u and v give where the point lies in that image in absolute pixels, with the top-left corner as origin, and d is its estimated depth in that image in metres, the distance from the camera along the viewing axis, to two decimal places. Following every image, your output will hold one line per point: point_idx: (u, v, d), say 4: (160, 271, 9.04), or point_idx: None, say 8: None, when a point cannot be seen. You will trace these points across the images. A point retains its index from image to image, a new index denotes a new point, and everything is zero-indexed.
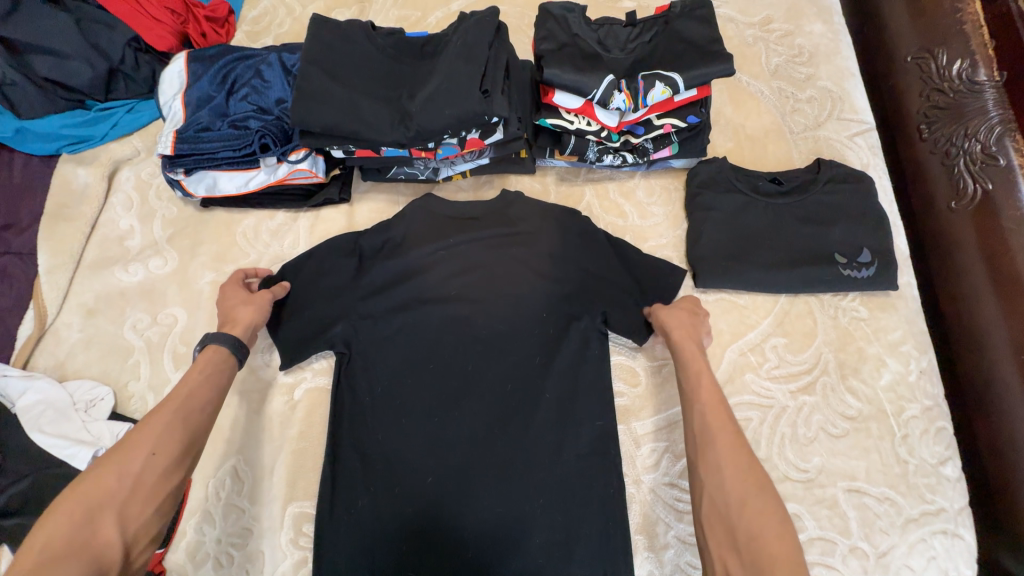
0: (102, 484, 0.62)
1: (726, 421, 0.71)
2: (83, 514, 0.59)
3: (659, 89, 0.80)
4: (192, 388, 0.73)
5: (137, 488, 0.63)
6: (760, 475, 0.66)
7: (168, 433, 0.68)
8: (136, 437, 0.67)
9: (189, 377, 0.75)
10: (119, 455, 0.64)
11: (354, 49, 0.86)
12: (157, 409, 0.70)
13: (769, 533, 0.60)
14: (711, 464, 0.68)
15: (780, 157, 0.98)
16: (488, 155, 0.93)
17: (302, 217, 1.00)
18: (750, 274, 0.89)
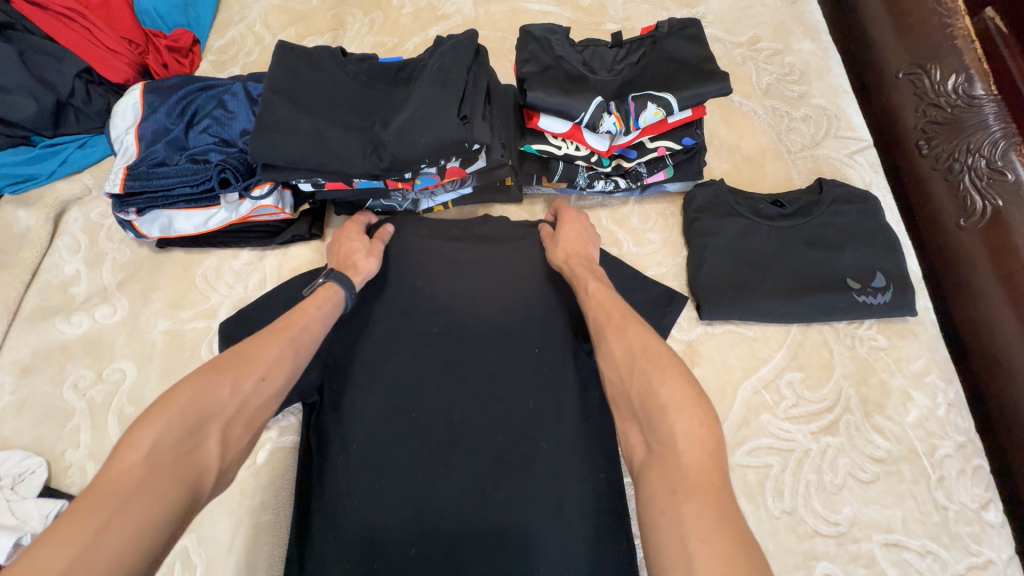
0: (213, 391, 0.54)
1: (614, 302, 0.68)
2: (193, 424, 0.52)
3: (652, 110, 0.74)
4: (303, 321, 0.66)
5: (242, 410, 0.56)
6: (650, 334, 0.62)
7: (279, 362, 0.61)
8: (253, 351, 0.60)
9: (306, 312, 0.68)
10: (229, 367, 0.57)
11: (321, 75, 0.79)
12: (272, 329, 0.63)
13: (659, 386, 0.54)
14: (606, 347, 0.64)
15: (779, 178, 0.93)
16: (470, 184, 0.87)
17: (268, 256, 0.91)
18: (758, 304, 0.82)
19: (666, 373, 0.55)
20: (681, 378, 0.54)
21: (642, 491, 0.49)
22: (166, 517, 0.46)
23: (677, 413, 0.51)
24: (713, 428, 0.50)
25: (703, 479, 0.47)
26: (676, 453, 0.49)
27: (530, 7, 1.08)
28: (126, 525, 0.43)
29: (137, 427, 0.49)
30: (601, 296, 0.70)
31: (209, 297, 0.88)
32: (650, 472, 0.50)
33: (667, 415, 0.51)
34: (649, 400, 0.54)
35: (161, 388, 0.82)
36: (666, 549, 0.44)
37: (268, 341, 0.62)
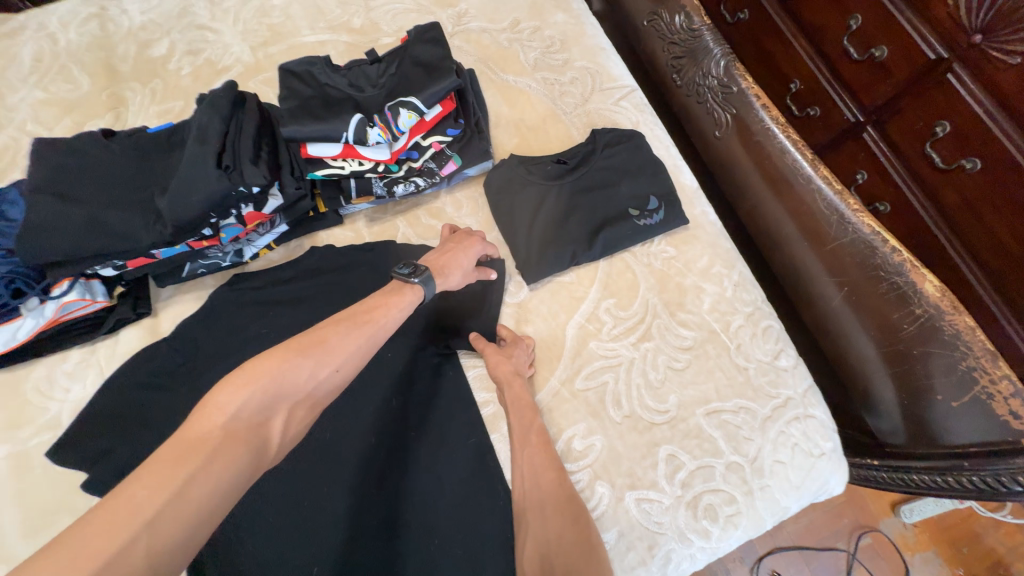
0: (294, 372, 0.60)
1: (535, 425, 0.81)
2: (271, 399, 0.57)
3: (405, 114, 0.83)
4: (384, 316, 0.71)
5: (309, 398, 0.62)
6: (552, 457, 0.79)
7: (352, 349, 0.66)
8: (336, 339, 0.65)
9: (388, 309, 0.72)
10: (357, 334, 0.67)
11: (86, 162, 0.80)
12: (348, 318, 0.68)
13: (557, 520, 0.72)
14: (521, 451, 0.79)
15: (561, 137, 1.05)
16: (281, 222, 0.91)
17: (100, 347, 0.90)
18: (565, 252, 0.94)
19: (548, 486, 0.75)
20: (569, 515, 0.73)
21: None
22: (236, 483, 0.51)
23: (559, 532, 0.70)
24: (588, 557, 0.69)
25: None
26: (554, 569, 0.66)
27: (305, 40, 1.13)
28: (206, 482, 0.48)
29: (226, 392, 0.54)
30: (526, 416, 0.82)
31: (48, 407, 0.85)
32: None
33: (550, 530, 0.70)
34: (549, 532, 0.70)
35: (18, 512, 0.80)
36: None
37: (337, 329, 0.66)
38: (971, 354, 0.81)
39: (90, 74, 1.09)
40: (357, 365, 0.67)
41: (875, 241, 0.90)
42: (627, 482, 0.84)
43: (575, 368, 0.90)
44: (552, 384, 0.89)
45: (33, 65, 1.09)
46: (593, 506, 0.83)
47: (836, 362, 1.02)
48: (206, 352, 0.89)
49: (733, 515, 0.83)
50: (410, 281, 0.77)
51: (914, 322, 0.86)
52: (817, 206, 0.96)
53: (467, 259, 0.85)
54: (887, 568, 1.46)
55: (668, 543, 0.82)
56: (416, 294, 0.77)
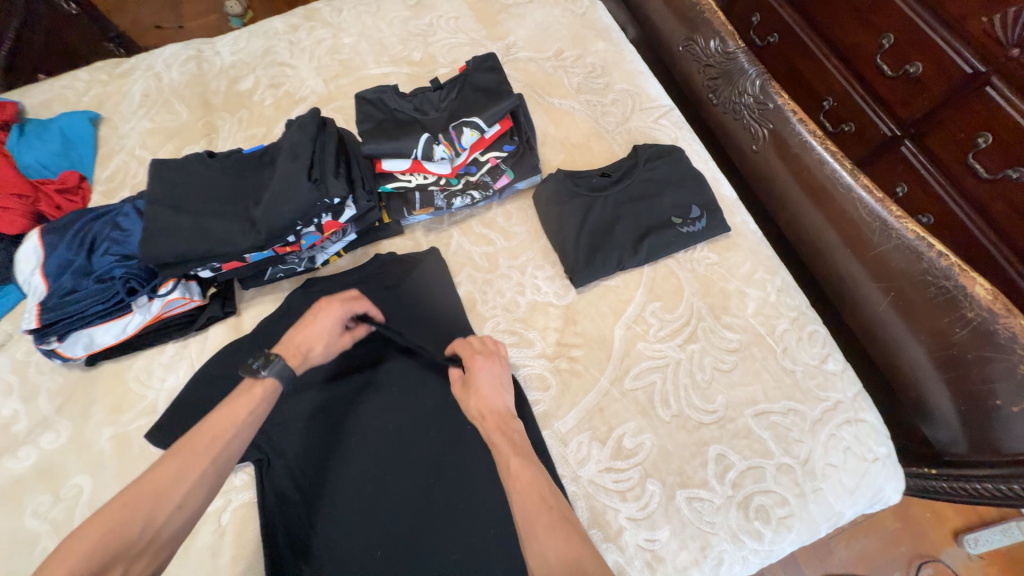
0: (119, 523, 0.60)
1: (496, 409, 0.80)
2: (107, 556, 0.58)
3: (468, 132, 0.93)
4: (231, 428, 0.71)
5: (155, 540, 0.62)
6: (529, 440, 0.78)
7: (197, 469, 0.67)
8: (164, 475, 0.65)
9: (231, 423, 0.72)
10: (204, 458, 0.68)
11: (194, 179, 0.93)
12: (189, 442, 0.69)
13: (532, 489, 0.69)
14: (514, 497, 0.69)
15: (605, 153, 1.13)
16: (352, 231, 1.00)
17: (192, 342, 1.00)
18: (611, 258, 0.99)
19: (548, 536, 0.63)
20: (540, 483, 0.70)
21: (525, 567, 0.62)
22: None
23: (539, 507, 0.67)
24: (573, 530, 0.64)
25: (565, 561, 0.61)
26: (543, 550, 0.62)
27: (372, 72, 1.26)
28: None
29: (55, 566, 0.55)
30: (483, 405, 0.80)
31: (146, 394, 0.96)
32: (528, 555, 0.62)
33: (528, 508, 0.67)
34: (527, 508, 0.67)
35: (118, 489, 0.89)
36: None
37: (173, 461, 0.67)
38: None
39: (189, 106, 1.25)
40: (210, 488, 0.68)
41: (921, 247, 0.90)
42: (678, 481, 0.86)
43: (623, 368, 0.94)
44: (601, 382, 0.93)
45: (142, 99, 1.26)
46: (644, 503, 0.85)
47: (887, 368, 1.02)
48: None
49: (786, 518, 0.84)
50: (259, 376, 0.77)
51: (966, 326, 0.86)
52: (858, 214, 0.98)
53: (330, 329, 0.85)
54: None
55: (721, 543, 0.82)
56: (267, 387, 0.77)
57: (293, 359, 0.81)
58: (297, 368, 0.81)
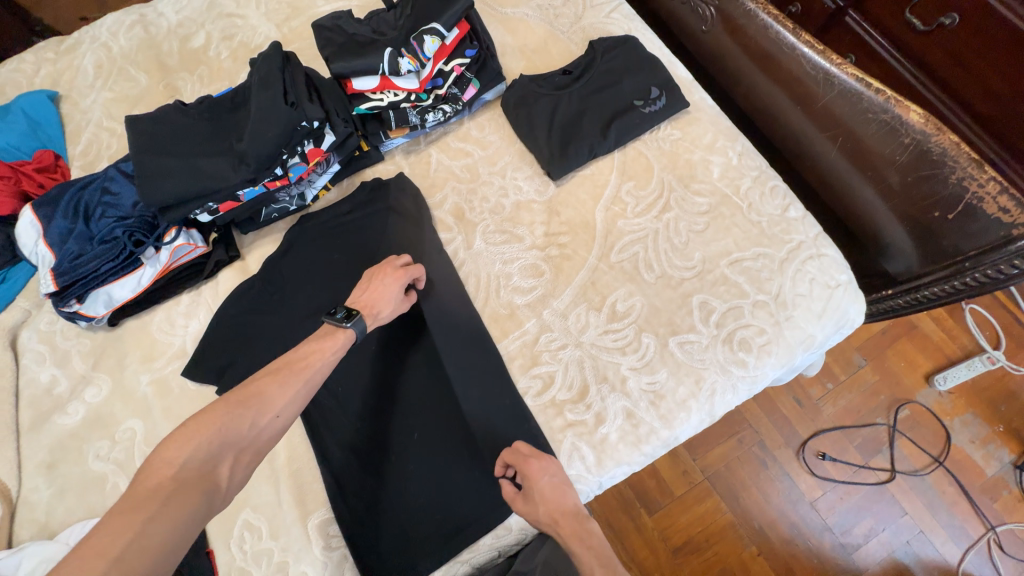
0: (233, 423, 0.67)
1: (558, 499, 0.83)
2: (219, 445, 0.64)
3: (430, 40, 0.95)
4: (321, 360, 0.79)
5: (257, 441, 0.68)
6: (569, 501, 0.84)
7: (290, 394, 0.73)
8: (266, 391, 0.71)
9: (323, 354, 0.80)
10: (296, 382, 0.74)
11: (173, 126, 0.96)
12: (285, 370, 0.75)
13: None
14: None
15: (564, 53, 1.16)
16: (335, 160, 1.05)
17: (204, 290, 1.06)
18: (583, 148, 1.05)
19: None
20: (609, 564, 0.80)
21: None
22: (197, 516, 0.59)
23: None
24: None
25: None
26: None
27: (322, 9, 1.26)
28: (161, 521, 0.56)
29: (173, 449, 0.62)
30: (547, 497, 0.83)
31: (173, 341, 1.03)
32: None
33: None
34: None
35: (169, 424, 0.97)
36: None
37: (274, 380, 0.73)
38: (959, 165, 0.88)
39: (145, 70, 1.24)
40: (298, 409, 0.74)
41: (860, 88, 0.97)
42: (669, 330, 0.96)
43: (608, 245, 1.02)
44: (590, 261, 1.02)
45: (96, 71, 1.25)
46: (641, 354, 0.95)
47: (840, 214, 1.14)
48: (290, 281, 1.05)
49: (766, 344, 0.95)
50: (343, 325, 0.84)
51: (906, 151, 0.94)
52: (803, 70, 1.04)
53: (392, 295, 0.91)
54: (929, 435, 1.53)
55: (712, 376, 0.94)
56: (349, 336, 0.83)
57: (368, 315, 0.87)
58: (370, 324, 0.87)
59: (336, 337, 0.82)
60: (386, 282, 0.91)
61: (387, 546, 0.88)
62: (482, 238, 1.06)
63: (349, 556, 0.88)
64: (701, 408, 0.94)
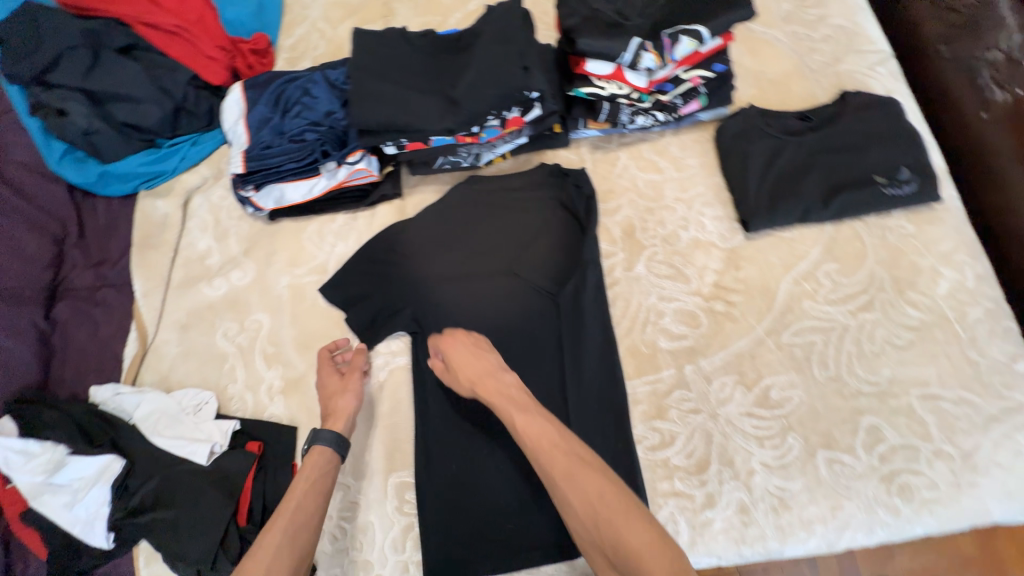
0: None
1: (473, 359, 0.81)
2: None
3: (686, 43, 0.85)
4: (301, 489, 0.76)
5: None
6: (483, 358, 0.82)
7: (282, 540, 0.69)
8: (258, 552, 0.68)
9: (297, 484, 0.77)
10: (272, 535, 0.70)
11: (395, 52, 0.94)
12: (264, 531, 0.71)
13: (586, 484, 0.64)
14: (564, 509, 0.65)
15: (805, 95, 1.03)
16: (527, 133, 0.99)
17: (360, 216, 1.07)
18: (795, 208, 0.93)
19: (632, 527, 0.59)
20: (572, 456, 0.67)
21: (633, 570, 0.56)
22: None
23: (599, 493, 0.63)
24: (661, 532, 0.59)
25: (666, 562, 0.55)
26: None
27: None
28: None
29: None
30: (460, 358, 0.82)
31: (318, 255, 1.05)
32: None
33: (578, 492, 0.64)
34: (614, 543, 0.59)
35: (293, 330, 1.00)
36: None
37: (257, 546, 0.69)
38: None
39: None
40: (302, 556, 0.70)
41: None
42: (821, 441, 0.84)
43: (782, 322, 0.90)
44: (757, 332, 0.91)
45: None
46: (781, 453, 0.84)
47: None
48: (440, 236, 1.02)
49: (930, 501, 0.80)
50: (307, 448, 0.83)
51: None
52: None
53: (349, 382, 0.91)
54: None
55: (851, 508, 0.81)
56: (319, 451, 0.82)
57: (335, 423, 0.86)
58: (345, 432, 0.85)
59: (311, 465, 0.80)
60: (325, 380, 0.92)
61: (448, 525, 0.85)
62: (646, 265, 0.97)
63: (416, 528, 0.86)
64: (824, 535, 0.80)
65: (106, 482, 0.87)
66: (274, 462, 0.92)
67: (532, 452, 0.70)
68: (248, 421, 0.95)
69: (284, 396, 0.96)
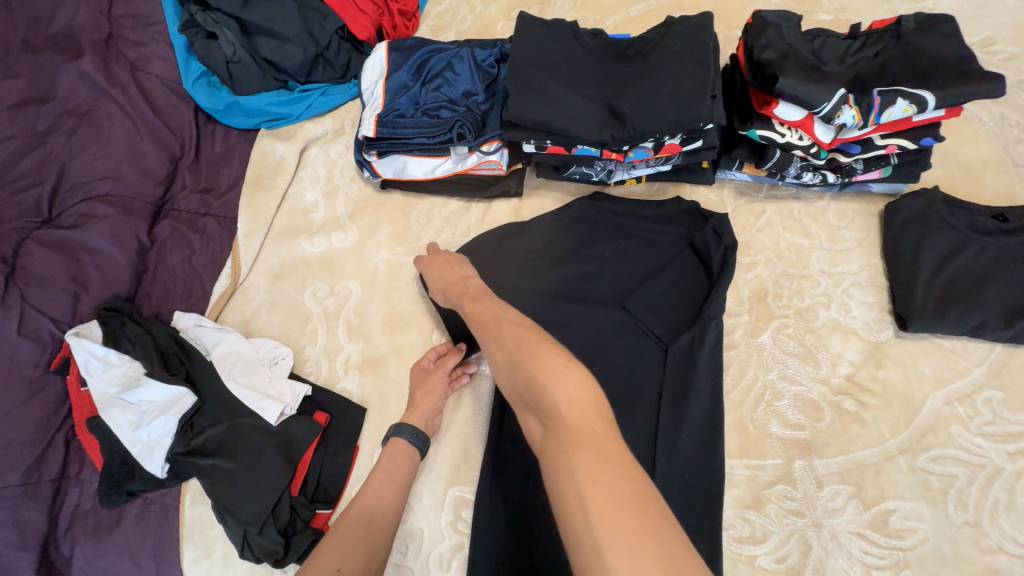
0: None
1: (448, 268, 0.85)
2: None
3: (901, 106, 0.73)
4: (375, 481, 0.76)
5: None
6: (454, 265, 0.85)
7: (354, 533, 0.69)
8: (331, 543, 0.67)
9: (373, 474, 0.77)
10: (346, 527, 0.69)
11: (561, 46, 0.87)
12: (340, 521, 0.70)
13: (513, 338, 0.62)
14: (492, 366, 0.64)
15: (1000, 191, 0.90)
16: (675, 162, 0.90)
17: (473, 207, 1.03)
18: (968, 318, 0.80)
19: (547, 359, 0.57)
20: (516, 324, 0.65)
21: (548, 414, 0.54)
22: None
23: (529, 346, 0.59)
24: (590, 387, 0.54)
25: (582, 421, 0.51)
26: (557, 418, 0.52)
27: None
28: None
29: None
30: (433, 266, 0.87)
31: (421, 236, 1.01)
32: (548, 445, 0.52)
33: (502, 355, 0.62)
34: (531, 384, 0.56)
35: (382, 307, 0.97)
36: (563, 417, 0.52)
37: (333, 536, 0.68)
38: None
39: None
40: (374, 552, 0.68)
41: None
42: None
43: (920, 443, 0.79)
44: (888, 445, 0.80)
45: None
46: None
47: None
48: (554, 250, 0.94)
49: None
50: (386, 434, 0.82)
51: None
52: None
53: (435, 384, 0.86)
54: None
55: None
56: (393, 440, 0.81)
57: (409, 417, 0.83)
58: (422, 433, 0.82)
59: (389, 452, 0.80)
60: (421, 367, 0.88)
61: (499, 565, 0.77)
62: (773, 335, 0.87)
63: (465, 551, 0.81)
64: None
65: (174, 415, 0.84)
66: (336, 438, 0.89)
67: (474, 324, 0.71)
68: (319, 389, 0.92)
69: (359, 373, 0.93)
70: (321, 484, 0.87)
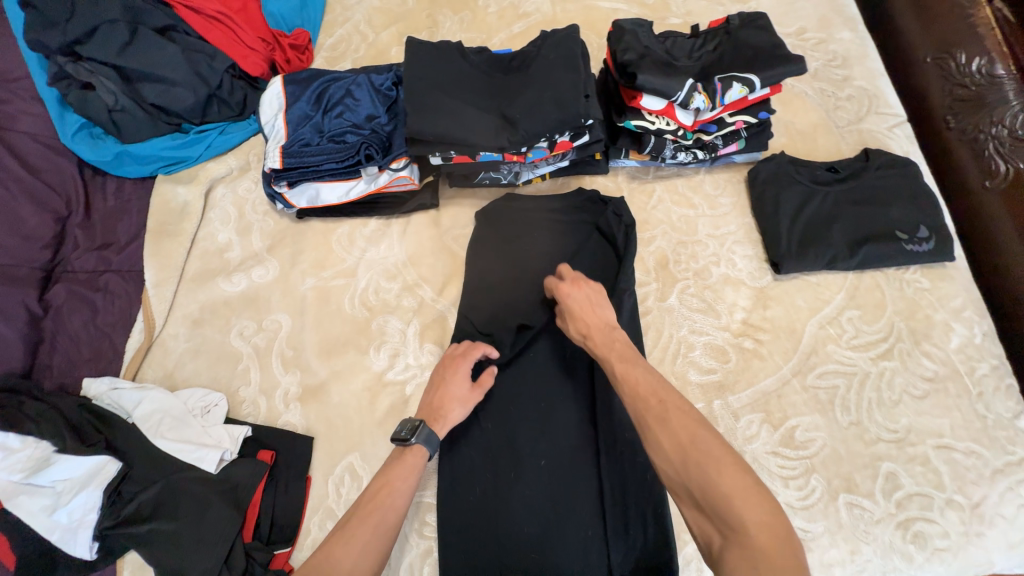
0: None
1: (596, 311, 0.77)
2: None
3: (737, 89, 0.88)
4: (389, 496, 0.68)
5: None
6: (603, 312, 0.78)
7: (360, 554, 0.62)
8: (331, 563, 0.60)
9: (389, 485, 0.70)
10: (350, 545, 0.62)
11: (451, 65, 0.94)
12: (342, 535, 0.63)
13: (683, 433, 0.59)
14: (653, 454, 0.61)
15: (830, 148, 1.10)
16: (570, 157, 1.00)
17: (393, 224, 1.06)
18: (824, 255, 0.96)
19: (728, 473, 0.55)
20: (683, 412, 0.61)
21: (729, 525, 0.52)
22: None
23: (712, 451, 0.57)
24: (778, 514, 0.52)
25: (769, 543, 0.50)
26: (744, 538, 0.51)
27: (601, 5, 1.25)
28: None
29: None
30: (578, 305, 0.78)
31: (346, 258, 1.03)
32: (732, 560, 0.51)
33: (672, 448, 0.59)
34: (710, 490, 0.54)
35: (315, 333, 0.97)
36: (748, 532, 0.51)
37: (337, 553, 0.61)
38: None
39: None
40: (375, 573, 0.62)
41: None
42: (843, 485, 0.85)
43: (807, 364, 0.93)
44: (783, 372, 0.93)
45: None
46: (805, 494, 0.85)
47: None
48: (479, 249, 1.01)
49: (943, 550, 0.81)
50: (410, 442, 0.74)
51: None
52: None
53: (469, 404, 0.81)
54: None
55: (870, 553, 0.81)
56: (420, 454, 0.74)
57: (434, 422, 0.78)
58: (439, 432, 0.78)
59: (407, 460, 0.73)
60: (445, 374, 0.83)
61: (468, 554, 0.80)
62: (678, 296, 0.99)
63: (434, 554, 0.83)
64: None
65: (97, 487, 0.78)
66: (285, 473, 0.87)
67: (627, 398, 0.66)
68: (260, 428, 0.90)
69: (301, 403, 0.92)
70: (274, 524, 0.84)
